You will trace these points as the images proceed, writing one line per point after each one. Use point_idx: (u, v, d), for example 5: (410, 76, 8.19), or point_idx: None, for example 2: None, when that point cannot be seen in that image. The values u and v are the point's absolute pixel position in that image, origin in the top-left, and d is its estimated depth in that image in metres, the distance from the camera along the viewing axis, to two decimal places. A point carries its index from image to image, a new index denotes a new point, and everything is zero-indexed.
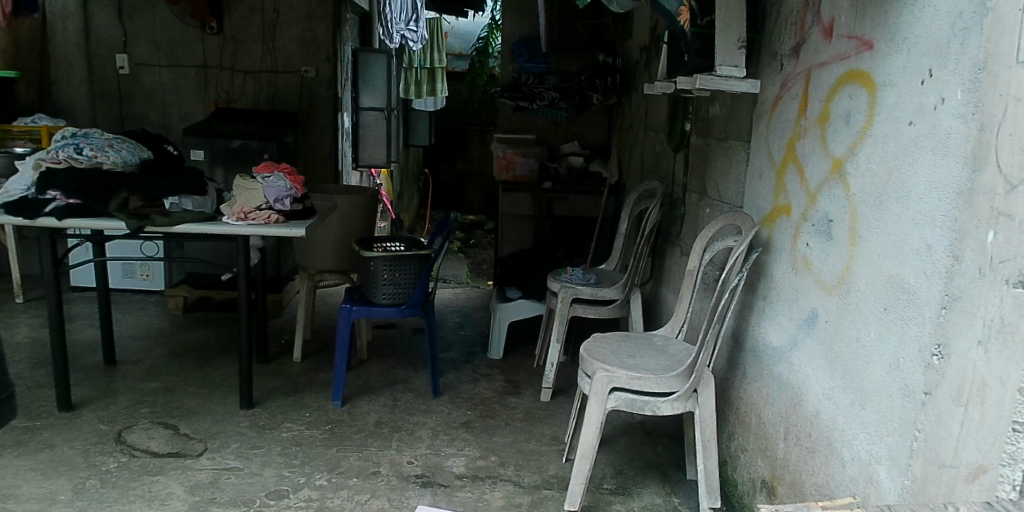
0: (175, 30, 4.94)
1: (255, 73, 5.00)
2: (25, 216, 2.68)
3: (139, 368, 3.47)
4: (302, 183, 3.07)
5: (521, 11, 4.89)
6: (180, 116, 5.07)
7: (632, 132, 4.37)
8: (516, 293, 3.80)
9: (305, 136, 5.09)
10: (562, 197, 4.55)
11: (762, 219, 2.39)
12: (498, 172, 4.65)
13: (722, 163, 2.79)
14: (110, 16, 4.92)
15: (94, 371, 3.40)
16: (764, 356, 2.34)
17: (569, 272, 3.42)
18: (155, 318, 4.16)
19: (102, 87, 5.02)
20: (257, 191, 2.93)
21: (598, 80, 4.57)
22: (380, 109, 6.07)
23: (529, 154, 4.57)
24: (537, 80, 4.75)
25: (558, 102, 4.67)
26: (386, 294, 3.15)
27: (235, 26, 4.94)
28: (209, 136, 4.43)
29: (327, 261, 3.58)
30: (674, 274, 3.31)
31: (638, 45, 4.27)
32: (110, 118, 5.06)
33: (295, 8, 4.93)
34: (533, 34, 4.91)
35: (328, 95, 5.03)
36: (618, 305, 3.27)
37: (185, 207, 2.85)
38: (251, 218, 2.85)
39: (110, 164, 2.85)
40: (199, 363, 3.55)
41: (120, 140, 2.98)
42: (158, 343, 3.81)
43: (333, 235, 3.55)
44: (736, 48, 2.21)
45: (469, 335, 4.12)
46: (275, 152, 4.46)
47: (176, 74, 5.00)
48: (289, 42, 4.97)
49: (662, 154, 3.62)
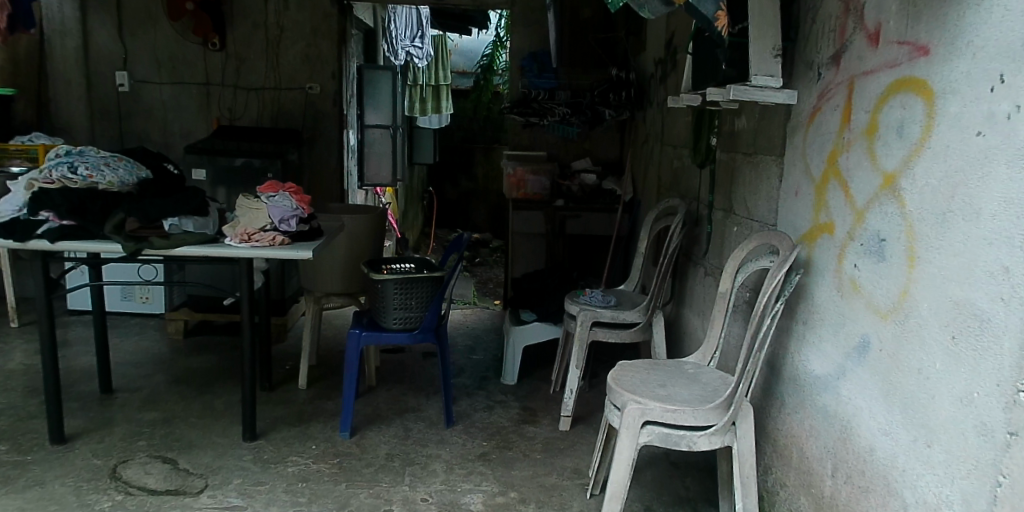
0: (176, 47, 4.84)
1: (258, 90, 4.89)
2: (16, 239, 2.58)
3: (137, 396, 3.31)
4: (308, 202, 2.93)
5: (530, 25, 4.78)
6: (181, 135, 4.95)
7: (647, 147, 4.23)
8: (531, 315, 3.63)
9: (309, 154, 4.96)
10: (575, 215, 4.46)
11: (800, 238, 2.24)
12: (509, 190, 4.52)
13: (751, 179, 2.66)
14: (110, 33, 4.83)
15: (89, 401, 3.24)
16: (806, 385, 2.19)
17: (588, 294, 3.26)
18: (155, 343, 4.01)
19: (102, 105, 4.91)
20: (261, 212, 2.81)
21: (612, 93, 4.42)
22: (386, 126, 5.97)
23: (540, 171, 4.45)
24: (547, 96, 4.61)
25: (570, 117, 4.51)
26: (397, 319, 3.00)
27: (238, 43, 4.84)
28: (211, 154, 4.30)
29: (335, 283, 3.44)
30: (698, 295, 3.16)
31: (652, 59, 4.15)
32: (109, 136, 4.94)
33: (300, 24, 4.83)
34: (543, 49, 4.81)
35: (333, 112, 4.91)
36: (639, 328, 3.11)
37: (185, 228, 2.70)
38: (254, 239, 2.71)
39: (105, 185, 2.72)
40: (200, 390, 3.39)
41: (116, 158, 2.84)
42: (158, 369, 3.65)
43: (341, 258, 3.41)
44: (772, 56, 2.06)
45: (481, 359, 3.96)
46: (280, 171, 4.34)
47: (176, 91, 4.89)
48: (294, 58, 4.86)
49: (682, 170, 3.48)
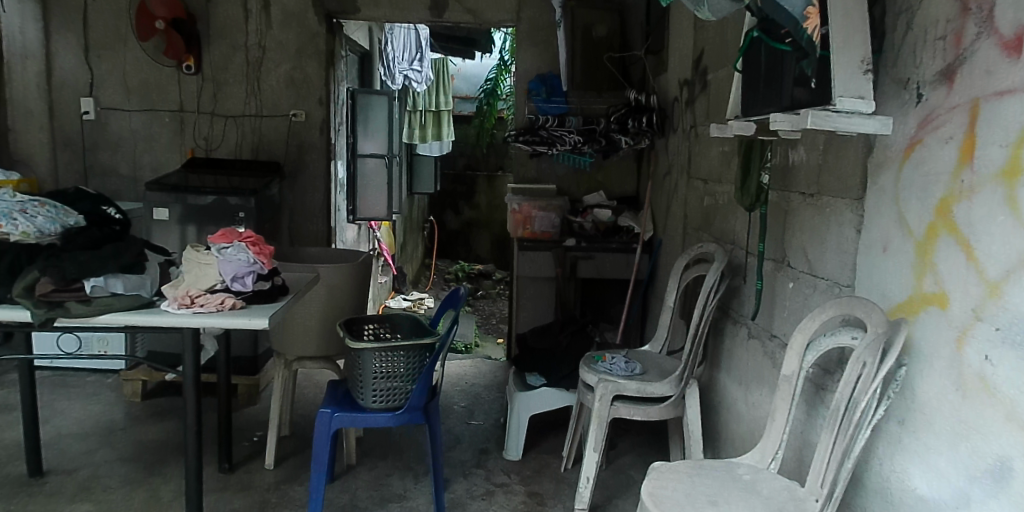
0: (148, 71, 4.37)
1: (238, 117, 4.41)
2: None
3: (73, 479, 2.79)
4: (269, 256, 2.53)
5: (538, 45, 4.31)
6: (153, 167, 4.46)
7: (670, 181, 3.73)
8: (539, 380, 3.07)
9: (292, 188, 4.46)
10: (588, 256, 3.92)
11: (893, 309, 1.74)
12: (514, 229, 4.05)
13: (814, 226, 2.14)
14: (75, 56, 4.36)
15: (13, 488, 2.71)
16: (901, 505, 1.66)
17: (608, 360, 2.73)
18: (108, 408, 3.49)
19: (65, 135, 4.43)
20: (210, 267, 2.41)
21: (630, 120, 3.91)
22: (382, 156, 5.48)
23: (550, 207, 3.98)
24: (558, 122, 4.13)
25: (581, 147, 4.01)
26: (377, 396, 2.47)
27: (216, 65, 4.37)
28: (179, 191, 3.79)
29: (310, 345, 2.94)
30: (738, 360, 2.63)
31: (676, 80, 3.66)
32: (73, 170, 4.45)
33: (283, 44, 4.36)
34: (552, 71, 4.33)
35: (320, 141, 4.42)
36: (671, 403, 2.58)
37: (112, 290, 2.33)
38: (198, 304, 2.29)
39: (18, 235, 2.36)
40: (148, 473, 2.86)
41: (37, 204, 2.50)
42: (105, 442, 3.12)
43: (316, 315, 2.92)
44: (861, 73, 1.61)
45: (481, 426, 3.42)
46: (255, 210, 3.82)
47: (148, 119, 4.41)
48: (276, 82, 4.38)
49: (717, 209, 2.97)
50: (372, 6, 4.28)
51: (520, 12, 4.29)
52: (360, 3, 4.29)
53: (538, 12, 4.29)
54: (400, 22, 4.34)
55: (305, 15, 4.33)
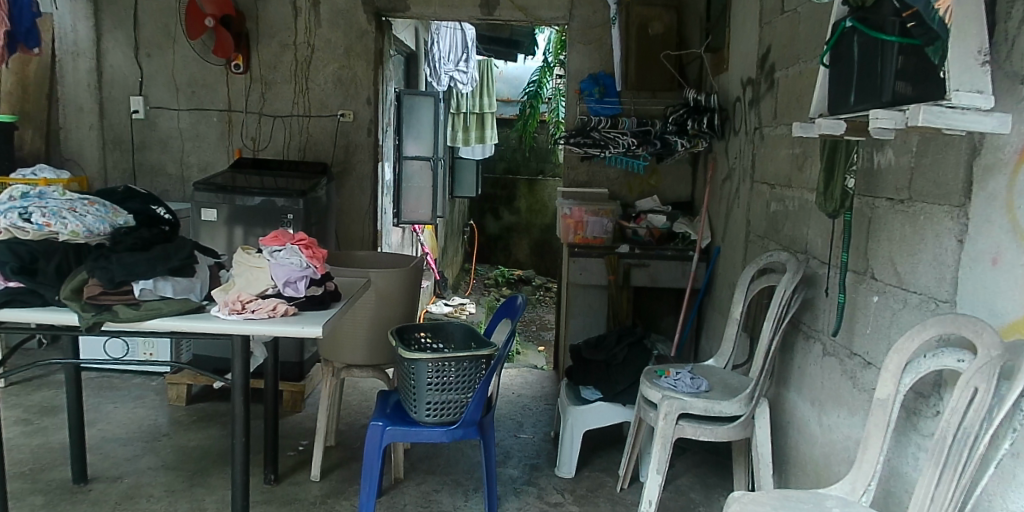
0: (198, 70, 4.34)
1: (286, 117, 4.36)
2: None
3: (117, 487, 2.73)
4: (322, 259, 2.49)
5: (591, 44, 4.18)
6: (200, 167, 4.43)
7: (729, 186, 3.54)
8: (594, 393, 2.96)
9: (339, 190, 4.39)
10: (641, 264, 3.76)
11: (1007, 328, 1.57)
12: (565, 233, 3.92)
13: (904, 235, 1.97)
14: (126, 54, 4.35)
15: (57, 493, 2.67)
16: None
17: (673, 376, 2.59)
18: (153, 412, 3.44)
19: (114, 134, 4.42)
20: (263, 270, 2.38)
21: (689, 121, 3.76)
22: (426, 158, 5.42)
23: (601, 211, 3.85)
24: (610, 124, 4.01)
25: (636, 149, 3.85)
26: (431, 410, 2.38)
27: (265, 64, 4.33)
28: (227, 192, 3.74)
29: (358, 353, 2.91)
30: (810, 378, 2.46)
31: (738, 80, 3.49)
32: (122, 169, 4.44)
33: (332, 43, 4.29)
34: (606, 70, 4.20)
35: (367, 142, 4.34)
36: (741, 423, 2.42)
37: (161, 293, 2.28)
38: (249, 310, 2.26)
39: (68, 234, 2.30)
40: (191, 481, 2.80)
41: (87, 202, 2.44)
42: (149, 448, 3.07)
43: (365, 323, 2.89)
44: (979, 67, 1.50)
45: (530, 439, 3.29)
46: (303, 212, 3.75)
47: (197, 118, 4.38)
48: (324, 82, 4.32)
49: (785, 214, 2.80)
50: (421, 4, 4.20)
51: (573, 10, 4.17)
52: (409, 1, 4.21)
53: (592, 9, 4.16)
54: (449, 20, 4.25)
55: (354, 13, 4.27)
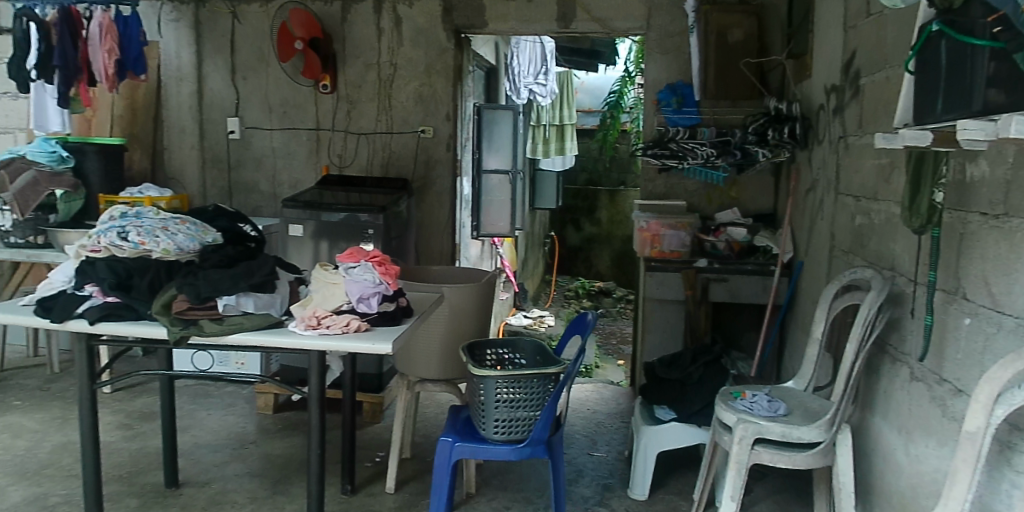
0: (288, 91, 4.53)
1: (369, 135, 4.49)
2: (54, 318, 2.37)
3: (205, 492, 2.87)
4: (394, 275, 2.55)
5: (670, 54, 4.12)
6: (290, 184, 4.62)
7: (813, 198, 3.39)
8: (668, 414, 2.89)
9: (419, 204, 4.48)
10: (720, 278, 3.67)
11: None
12: (641, 247, 3.84)
13: (999, 253, 1.84)
14: (223, 78, 4.59)
15: (152, 496, 2.83)
16: None
17: (749, 399, 2.50)
18: (243, 420, 3.60)
19: (212, 154, 4.67)
20: (338, 286, 2.48)
21: (770, 130, 3.62)
22: (506, 171, 5.45)
23: (679, 224, 3.76)
24: (688, 134, 3.96)
25: (715, 160, 3.78)
26: (499, 428, 2.39)
27: (351, 83, 4.48)
28: (313, 208, 3.88)
29: (432, 369, 2.96)
30: (897, 404, 2.32)
31: (822, 86, 3.35)
32: (219, 187, 4.69)
33: (414, 60, 4.40)
34: (684, 79, 4.12)
35: (447, 157, 4.42)
36: (822, 450, 2.31)
37: (244, 309, 2.40)
38: (324, 326, 2.35)
39: (161, 252, 2.49)
40: (274, 489, 2.91)
41: (179, 221, 2.63)
42: (237, 455, 3.21)
43: (438, 338, 2.94)
44: None
45: (604, 458, 3.25)
46: (383, 226, 3.84)
47: (288, 137, 4.57)
48: (406, 99, 4.43)
49: (871, 227, 2.67)
50: (499, 19, 4.25)
51: (651, 20, 4.13)
52: (487, 17, 4.27)
53: (670, 18, 4.11)
54: (526, 34, 4.28)
55: (434, 31, 4.35)
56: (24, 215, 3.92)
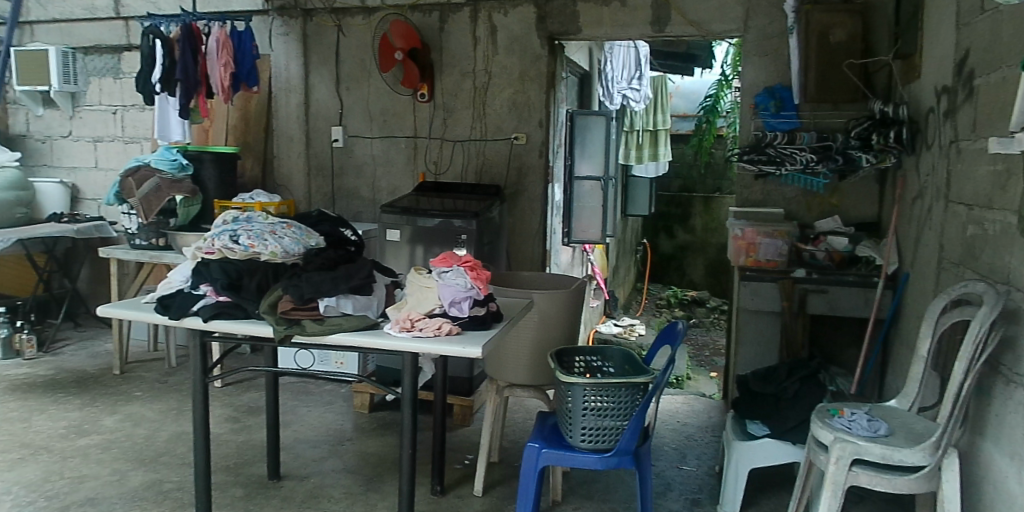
0: (388, 100, 4.70)
1: (464, 142, 4.59)
2: (173, 315, 2.56)
3: (304, 486, 3.02)
4: (485, 280, 2.60)
5: (768, 56, 4.02)
6: (389, 191, 4.78)
7: (921, 205, 3.23)
8: (762, 429, 2.81)
9: (511, 210, 4.55)
10: (820, 290, 3.54)
11: None
12: (736, 255, 3.73)
13: None
14: (328, 88, 4.81)
15: (256, 487, 3.00)
16: None
17: (847, 417, 2.41)
18: (340, 417, 3.76)
19: (317, 161, 4.90)
20: (431, 290, 2.55)
21: (875, 135, 3.47)
22: (598, 178, 5.44)
23: (777, 232, 3.63)
24: (788, 139, 3.83)
25: (815, 166, 3.65)
26: (586, 436, 2.40)
27: (447, 91, 4.59)
28: (410, 214, 4.01)
29: (521, 374, 3.00)
30: (1011, 429, 2.17)
31: (933, 89, 3.18)
32: (323, 193, 4.91)
33: (508, 68, 4.46)
34: (783, 82, 4.00)
35: (539, 163, 4.46)
36: (926, 475, 2.19)
37: (343, 309, 2.53)
38: (417, 328, 2.43)
39: (268, 254, 2.64)
40: (367, 486, 3.02)
41: (285, 225, 2.77)
42: (333, 452, 3.36)
43: (527, 343, 2.98)
44: None
45: (693, 472, 3.20)
46: (476, 232, 3.92)
47: (387, 145, 4.74)
48: (500, 106, 4.50)
49: (983, 237, 2.52)
50: (593, 24, 4.25)
51: (748, 22, 4.03)
52: (581, 23, 4.28)
53: (769, 20, 4.00)
54: (621, 39, 4.27)
55: (528, 38, 4.41)
56: (148, 219, 4.35)
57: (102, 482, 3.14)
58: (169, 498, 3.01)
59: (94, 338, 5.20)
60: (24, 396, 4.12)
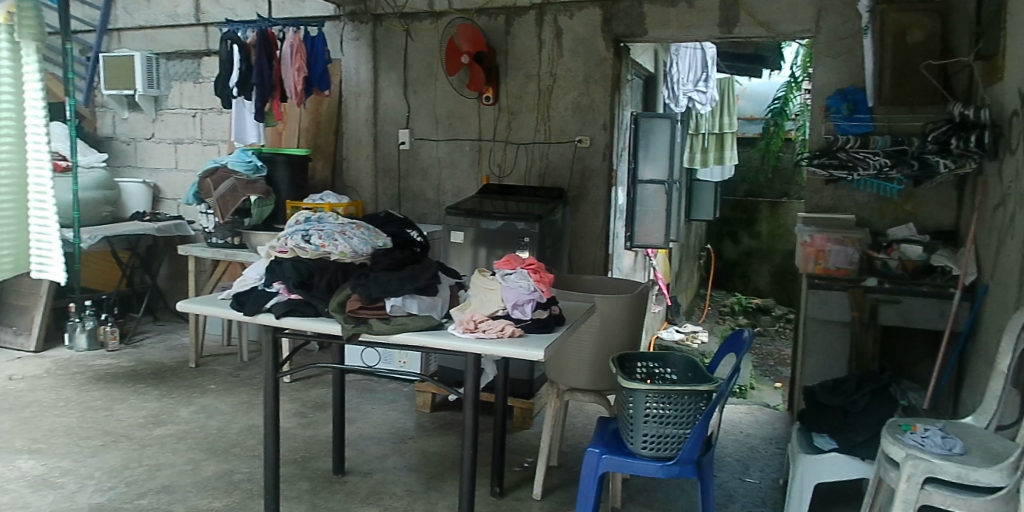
0: (454, 103, 4.76)
1: (528, 144, 4.62)
2: (247, 312, 2.66)
3: (367, 482, 3.09)
4: (548, 283, 2.63)
5: (841, 57, 3.92)
6: (453, 193, 4.85)
7: (1002, 215, 3.08)
8: (829, 443, 2.75)
9: (574, 214, 4.55)
10: (891, 300, 3.42)
11: None
12: (804, 262, 3.69)
13: None
14: (396, 91, 4.91)
15: (322, 481, 3.09)
16: None
17: (920, 433, 2.34)
18: (402, 416, 3.84)
19: (384, 164, 5.01)
20: (495, 292, 2.57)
21: (954, 139, 3.32)
22: (662, 182, 5.38)
23: (847, 240, 3.57)
24: (860, 144, 3.71)
25: (889, 170, 3.57)
26: (647, 444, 2.39)
27: (512, 94, 4.63)
28: (474, 216, 4.06)
29: (582, 377, 3.00)
30: None
31: (1017, 91, 2.99)
32: (389, 194, 5.02)
33: (573, 71, 4.47)
34: (856, 85, 3.90)
35: (603, 167, 4.45)
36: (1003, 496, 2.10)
37: (408, 309, 2.57)
38: (481, 330, 2.47)
39: (338, 254, 2.73)
40: (428, 485, 3.08)
41: (354, 226, 2.86)
42: (396, 449, 3.43)
43: (589, 347, 2.99)
44: None
45: (756, 484, 3.15)
46: (539, 235, 3.94)
47: (452, 148, 4.81)
48: (565, 109, 4.51)
49: None
50: (660, 26, 4.22)
51: (820, 22, 3.94)
52: (647, 25, 4.25)
53: (842, 20, 3.90)
54: (688, 40, 4.22)
55: (594, 41, 4.40)
56: (224, 218, 4.48)
57: (178, 470, 3.29)
58: (239, 489, 3.13)
59: (172, 331, 5.44)
60: (107, 385, 4.35)
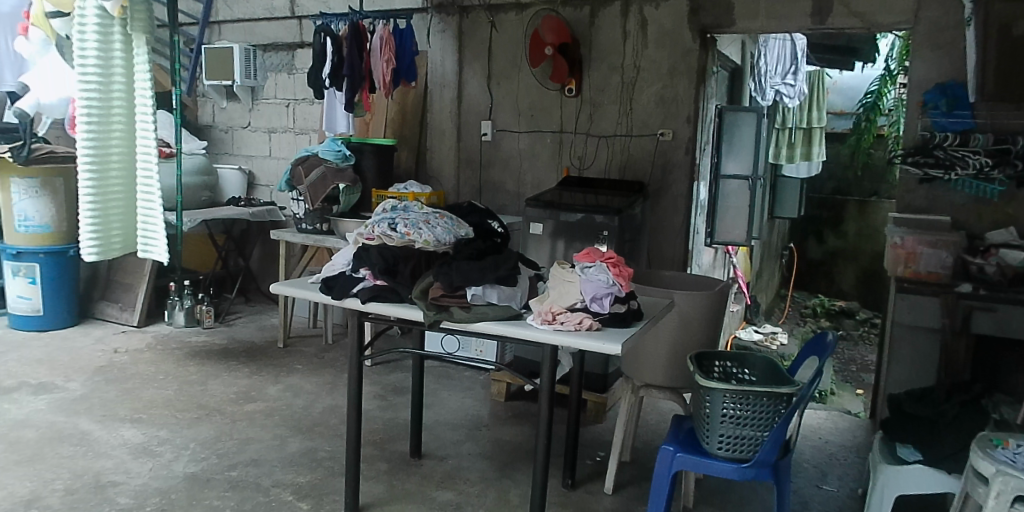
0: (536, 94, 4.80)
1: (609, 137, 4.61)
2: (334, 294, 2.80)
3: (442, 466, 3.20)
4: (628, 277, 2.64)
5: (942, 49, 3.75)
6: (533, 185, 4.90)
7: None
8: (913, 454, 2.66)
9: (654, 209, 4.54)
10: (987, 308, 3.32)
11: None
12: (892, 265, 3.53)
13: None
14: (480, 83, 4.98)
15: (399, 464, 3.22)
16: None
17: (1012, 449, 2.26)
18: (477, 404, 3.94)
19: (467, 154, 5.10)
20: (573, 285, 2.62)
21: None
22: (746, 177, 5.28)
23: (942, 243, 3.41)
24: (959, 142, 3.61)
25: (990, 170, 3.53)
26: (723, 444, 2.40)
27: (595, 86, 4.62)
28: (553, 208, 4.09)
29: (657, 374, 3.02)
30: None
31: None
32: (471, 184, 5.11)
33: (657, 63, 4.43)
34: (957, 79, 3.72)
35: (685, 161, 4.40)
36: None
37: (488, 299, 2.65)
38: (558, 322, 2.52)
39: (421, 243, 2.79)
40: (500, 473, 3.16)
41: (438, 216, 2.92)
42: (470, 436, 3.53)
43: (665, 344, 3.00)
44: None
45: (833, 493, 3.09)
46: (618, 228, 3.95)
47: (533, 139, 4.85)
48: (648, 101, 4.48)
49: None
50: (748, 17, 4.13)
51: (920, 13, 3.78)
52: (735, 15, 4.17)
53: (944, 10, 3.72)
54: (778, 31, 4.12)
55: (680, 33, 4.35)
56: (313, 205, 4.66)
57: (266, 445, 3.49)
58: (322, 466, 3.29)
59: (261, 312, 5.71)
60: (201, 361, 4.62)
